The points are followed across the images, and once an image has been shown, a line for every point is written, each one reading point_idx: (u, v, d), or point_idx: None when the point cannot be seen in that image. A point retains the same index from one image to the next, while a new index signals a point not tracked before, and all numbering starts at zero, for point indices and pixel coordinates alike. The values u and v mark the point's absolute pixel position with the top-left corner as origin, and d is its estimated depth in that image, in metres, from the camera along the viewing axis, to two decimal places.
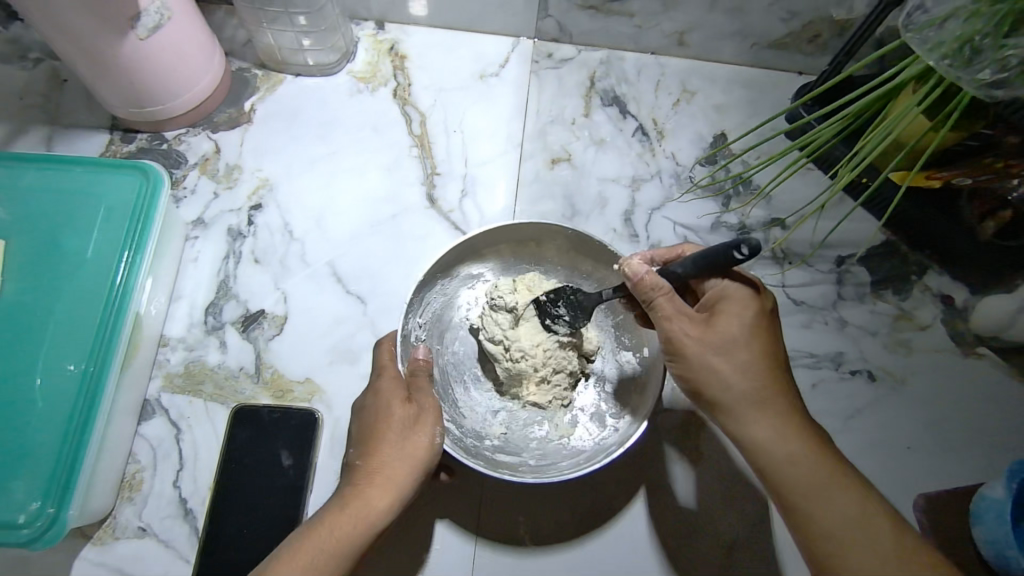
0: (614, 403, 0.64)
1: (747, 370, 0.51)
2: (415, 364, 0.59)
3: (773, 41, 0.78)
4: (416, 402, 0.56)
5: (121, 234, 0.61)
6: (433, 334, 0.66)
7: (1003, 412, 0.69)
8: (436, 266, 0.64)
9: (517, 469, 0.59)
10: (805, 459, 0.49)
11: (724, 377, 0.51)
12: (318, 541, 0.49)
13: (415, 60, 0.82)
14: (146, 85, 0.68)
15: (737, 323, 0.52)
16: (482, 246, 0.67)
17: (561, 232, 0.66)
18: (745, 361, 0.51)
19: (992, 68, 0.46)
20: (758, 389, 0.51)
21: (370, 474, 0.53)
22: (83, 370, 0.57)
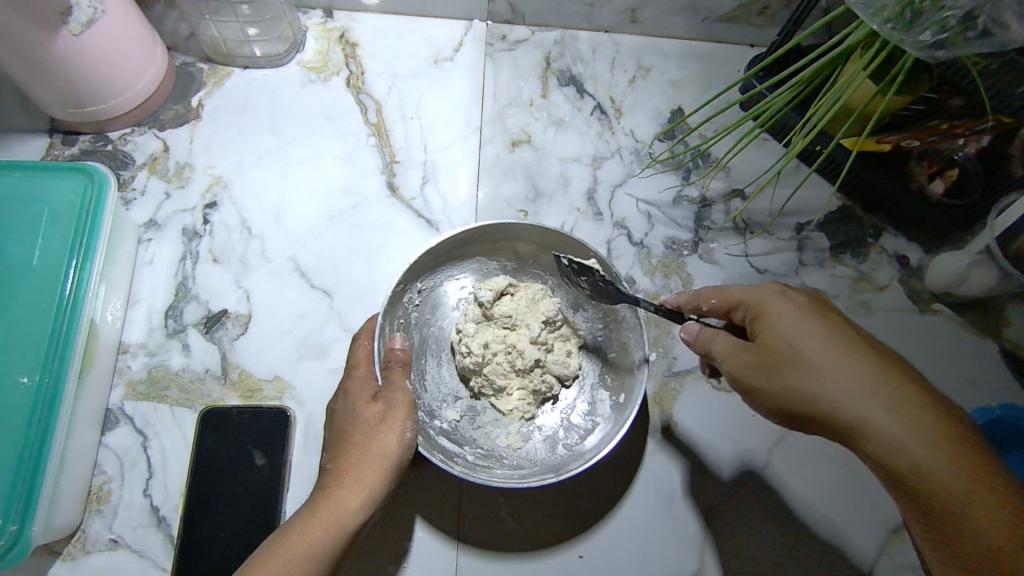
0: (573, 434, 0.63)
1: (842, 361, 0.46)
2: (391, 354, 0.58)
3: (723, 15, 0.78)
4: (383, 398, 0.56)
5: (68, 240, 0.59)
6: (426, 305, 0.67)
7: (958, 364, 0.72)
8: (455, 239, 0.64)
9: (449, 457, 0.60)
10: (934, 450, 0.43)
11: (826, 374, 0.46)
12: (286, 549, 0.48)
13: (367, 48, 0.80)
14: (83, 84, 0.65)
15: (788, 320, 0.48)
16: (505, 236, 0.65)
17: (587, 254, 0.64)
18: (832, 354, 0.46)
19: (933, 30, 0.48)
20: (865, 380, 0.45)
21: (339, 476, 0.53)
22: (36, 382, 0.55)
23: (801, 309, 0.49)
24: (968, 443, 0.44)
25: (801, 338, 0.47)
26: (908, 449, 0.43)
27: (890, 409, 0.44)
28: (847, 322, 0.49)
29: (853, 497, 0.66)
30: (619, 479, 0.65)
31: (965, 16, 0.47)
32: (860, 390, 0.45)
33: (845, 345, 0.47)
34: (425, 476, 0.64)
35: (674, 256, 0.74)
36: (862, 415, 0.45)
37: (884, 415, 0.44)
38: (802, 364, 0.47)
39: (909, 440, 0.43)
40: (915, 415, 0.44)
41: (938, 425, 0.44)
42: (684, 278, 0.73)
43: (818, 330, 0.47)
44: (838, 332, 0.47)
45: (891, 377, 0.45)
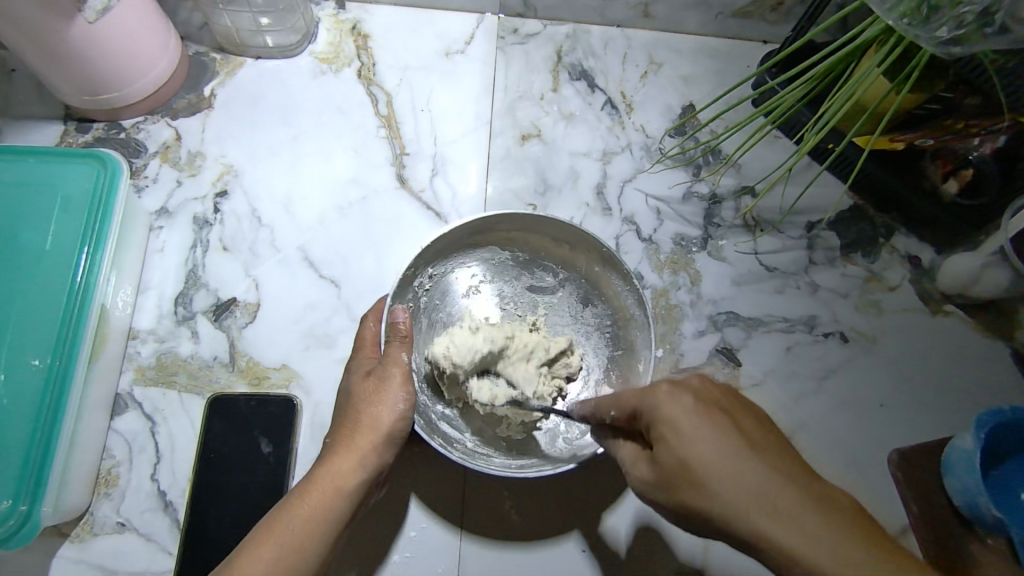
0: (574, 429, 0.63)
1: (726, 459, 0.39)
2: (394, 327, 0.57)
3: (737, 10, 0.78)
4: (375, 373, 0.56)
5: (80, 226, 0.59)
6: (437, 290, 0.67)
7: (968, 366, 0.71)
8: (467, 228, 0.64)
9: (449, 442, 0.61)
10: (840, 553, 0.35)
11: (734, 489, 0.38)
12: (293, 517, 0.49)
13: (378, 40, 0.80)
14: (98, 71, 0.66)
15: (683, 430, 0.41)
16: (518, 226, 0.65)
17: (598, 248, 0.64)
18: (734, 464, 0.39)
19: (949, 25, 0.47)
20: (757, 481, 0.38)
21: (337, 446, 0.53)
22: (48, 365, 0.56)
23: (686, 403, 0.42)
24: (876, 535, 0.36)
25: (700, 447, 0.40)
26: (817, 552, 0.35)
27: (786, 510, 0.37)
28: (732, 409, 0.43)
29: (859, 496, 0.66)
30: (624, 476, 0.65)
31: (982, 12, 0.47)
32: (750, 492, 0.38)
33: (728, 442, 0.40)
34: (429, 466, 0.64)
35: (682, 253, 0.73)
36: (760, 527, 0.37)
37: (778, 522, 0.36)
38: (693, 477, 0.40)
39: (809, 541, 0.35)
40: (809, 512, 0.36)
41: (837, 518, 0.36)
42: (692, 275, 0.72)
43: (701, 425, 0.41)
44: (722, 428, 0.41)
45: (780, 469, 0.39)
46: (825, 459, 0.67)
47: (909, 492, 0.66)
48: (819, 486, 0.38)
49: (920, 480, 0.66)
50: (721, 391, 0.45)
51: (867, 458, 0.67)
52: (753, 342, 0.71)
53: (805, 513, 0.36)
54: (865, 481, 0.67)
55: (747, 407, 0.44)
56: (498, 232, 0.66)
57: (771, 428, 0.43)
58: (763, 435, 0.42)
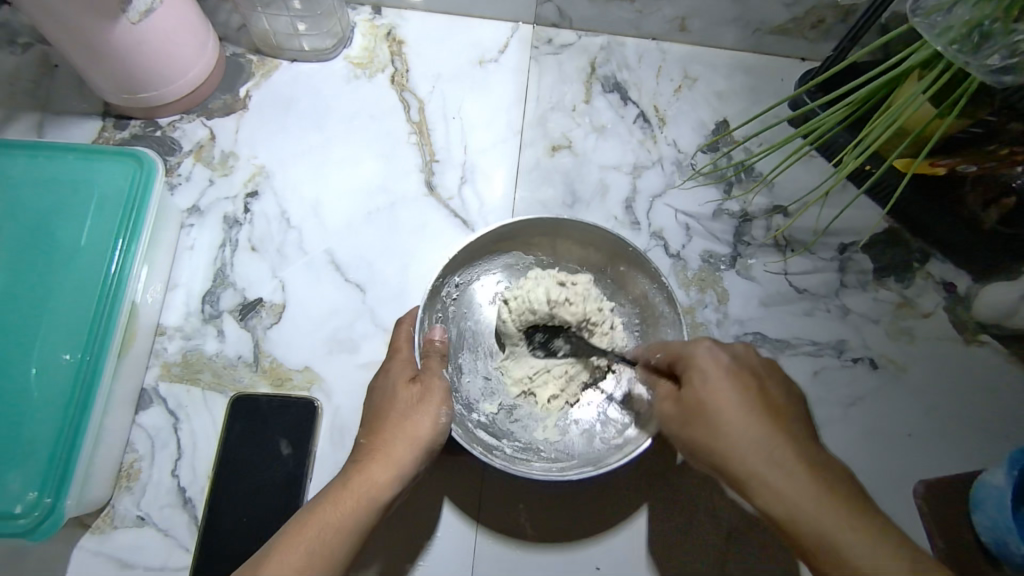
0: (611, 428, 0.62)
1: (742, 415, 0.47)
2: (430, 345, 0.59)
3: (775, 27, 0.77)
4: (421, 381, 0.57)
5: (116, 221, 0.60)
6: (464, 298, 0.67)
7: (1003, 399, 0.69)
8: (492, 234, 0.64)
9: (489, 450, 0.60)
10: (840, 508, 0.43)
11: (758, 434, 0.46)
12: (321, 518, 0.48)
13: (413, 46, 0.81)
14: (138, 70, 0.67)
15: (720, 386, 0.48)
16: (542, 230, 0.65)
17: (624, 246, 0.64)
18: (750, 412, 0.47)
19: (1001, 54, 0.46)
20: (767, 437, 0.46)
21: (372, 450, 0.53)
22: (78, 360, 0.56)
23: (722, 359, 0.49)
24: (843, 492, 0.44)
25: (715, 394, 0.48)
26: (794, 491, 0.44)
27: (784, 461, 0.45)
28: (762, 373, 0.50)
29: None
30: (643, 494, 0.64)
31: None
32: (751, 439, 0.46)
33: (744, 402, 0.47)
34: (446, 475, 0.63)
35: (711, 271, 0.72)
36: (757, 472, 0.45)
37: (771, 465, 0.45)
38: (706, 418, 0.47)
39: (790, 481, 0.45)
40: (806, 472, 0.45)
41: (825, 479, 0.45)
42: (720, 294, 0.71)
43: (727, 383, 0.48)
44: (748, 383, 0.48)
45: (789, 431, 0.47)
46: None
47: (935, 528, 0.64)
48: (816, 455, 0.46)
49: (948, 515, 0.64)
50: (758, 360, 0.51)
51: (894, 490, 0.66)
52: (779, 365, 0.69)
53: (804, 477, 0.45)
54: (891, 513, 0.65)
55: (776, 374, 0.51)
56: (524, 237, 0.66)
57: (793, 396, 0.50)
58: (783, 409, 0.48)
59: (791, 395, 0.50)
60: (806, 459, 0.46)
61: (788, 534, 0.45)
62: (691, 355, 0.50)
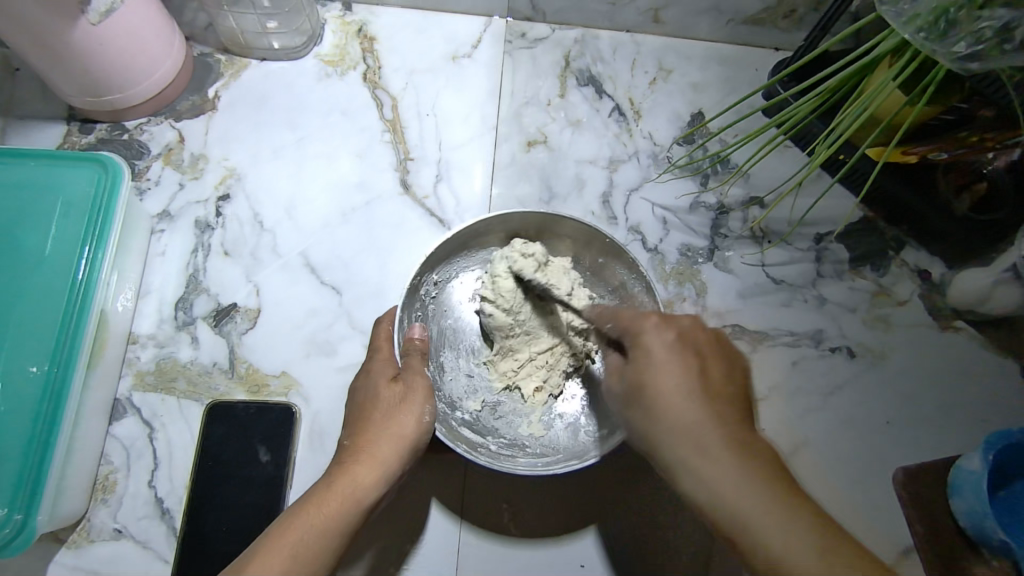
0: (595, 421, 0.62)
1: (684, 399, 0.45)
2: (410, 343, 0.59)
3: (749, 17, 0.77)
4: (403, 381, 0.56)
5: (81, 228, 0.59)
6: (443, 297, 0.67)
7: (977, 383, 0.70)
8: (468, 231, 0.63)
9: (475, 448, 0.60)
10: (760, 503, 0.40)
11: (686, 422, 0.44)
12: (307, 520, 0.47)
13: (385, 42, 0.80)
14: (100, 73, 0.65)
15: (656, 368, 0.47)
16: (519, 226, 0.65)
17: (600, 239, 0.63)
18: (689, 398, 0.45)
19: (968, 40, 0.46)
20: (701, 421, 0.44)
21: (356, 452, 0.52)
22: (45, 372, 0.55)
23: (667, 338, 0.48)
24: (788, 483, 0.41)
25: (666, 375, 0.46)
26: (722, 481, 0.41)
27: (714, 453, 0.42)
28: (708, 355, 0.48)
29: (863, 515, 0.65)
30: (625, 489, 0.64)
31: (1001, 28, 0.45)
32: (693, 426, 0.44)
33: (705, 387, 0.45)
34: (428, 476, 0.63)
35: (689, 264, 0.72)
36: (685, 458, 0.43)
37: (701, 457, 0.43)
38: (647, 404, 0.46)
39: (722, 470, 0.42)
40: (745, 462, 0.42)
41: (754, 466, 0.42)
42: (698, 287, 0.71)
43: (671, 363, 0.46)
44: (689, 363, 0.47)
45: (720, 413, 0.44)
46: (829, 476, 0.66)
47: (913, 512, 0.65)
48: (752, 436, 0.44)
49: (925, 499, 0.65)
50: (704, 338, 0.49)
51: (872, 476, 0.66)
52: (758, 356, 0.70)
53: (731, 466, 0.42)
54: (870, 500, 0.66)
55: (724, 356, 0.48)
56: (501, 232, 0.66)
57: (734, 376, 0.47)
58: (732, 392, 0.46)
59: (737, 386, 0.47)
60: (742, 444, 0.43)
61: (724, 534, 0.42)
62: (642, 334, 0.49)
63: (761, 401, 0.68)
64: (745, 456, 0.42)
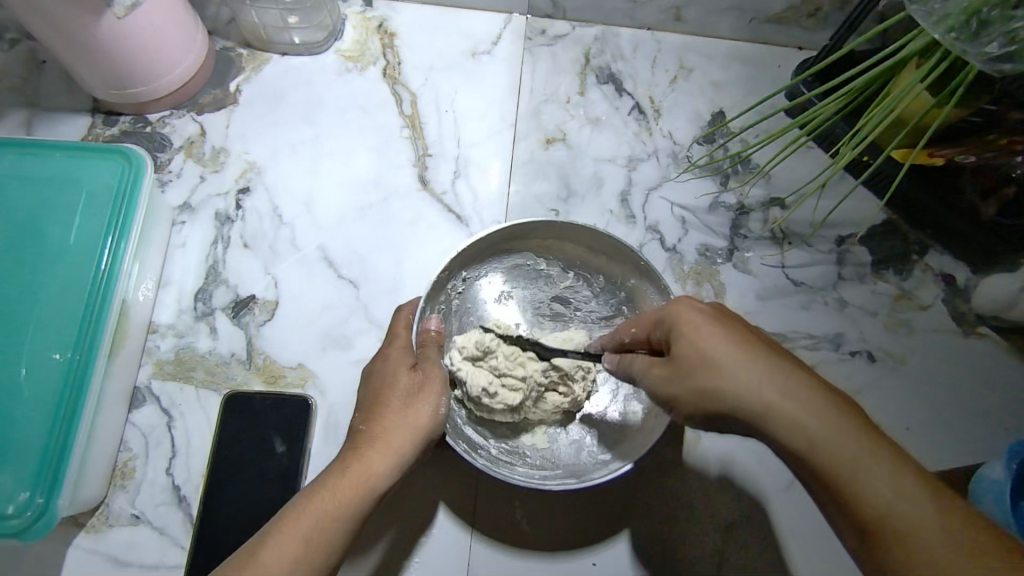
0: (601, 443, 0.62)
1: (742, 354, 0.44)
2: (426, 334, 0.59)
3: (772, 16, 0.76)
4: (422, 370, 0.56)
5: (105, 219, 0.60)
6: (468, 295, 0.66)
7: (1001, 391, 0.68)
8: (505, 233, 0.63)
9: (474, 450, 0.60)
10: (854, 444, 0.40)
11: (754, 378, 0.43)
12: (318, 506, 0.47)
13: (405, 38, 0.80)
14: (125, 66, 0.66)
15: (704, 336, 0.46)
16: (555, 235, 0.64)
17: (633, 258, 0.63)
18: (750, 353, 0.44)
19: (1000, 41, 0.45)
20: (767, 372, 0.44)
21: (371, 438, 0.51)
22: (67, 360, 0.56)
23: (702, 308, 0.48)
24: (876, 429, 0.42)
25: (713, 340, 0.45)
26: (820, 431, 0.41)
27: (813, 402, 0.42)
28: (740, 320, 0.49)
29: None
30: (637, 488, 0.64)
31: None
32: (767, 378, 0.43)
33: (748, 343, 0.45)
34: (442, 472, 0.63)
35: (707, 264, 0.72)
36: (766, 405, 0.43)
37: (793, 403, 0.42)
38: (707, 367, 0.45)
39: (821, 422, 0.41)
40: (846, 415, 0.42)
41: (835, 405, 0.42)
42: (716, 287, 0.71)
43: (716, 327, 0.46)
44: (732, 328, 0.46)
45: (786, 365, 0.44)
46: None
47: None
48: (834, 390, 0.44)
49: None
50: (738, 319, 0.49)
51: None
52: None
53: (828, 412, 0.41)
54: None
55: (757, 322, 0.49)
56: (537, 240, 0.65)
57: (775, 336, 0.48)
58: (779, 347, 0.47)
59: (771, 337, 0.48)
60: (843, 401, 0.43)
61: (822, 483, 0.41)
62: (677, 309, 0.48)
63: None
64: (847, 409, 0.42)
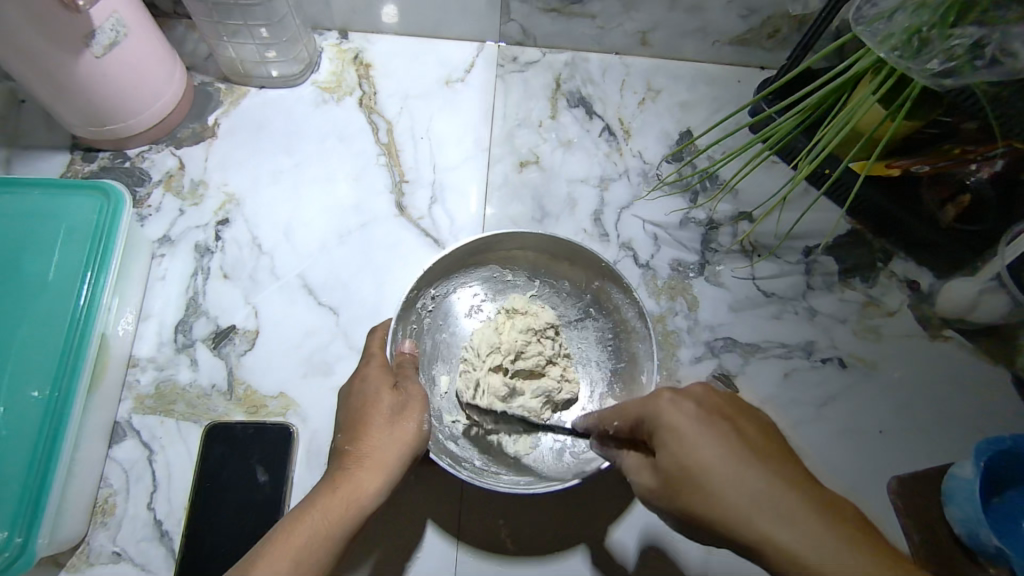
0: (582, 445, 0.62)
1: (732, 468, 0.39)
2: (402, 356, 0.60)
3: (734, 38, 0.79)
4: (404, 390, 0.56)
5: (84, 254, 0.61)
6: (439, 311, 0.68)
7: (970, 392, 0.70)
8: (466, 249, 0.65)
9: (459, 462, 0.61)
10: (864, 565, 0.34)
11: (751, 492, 0.38)
12: (310, 525, 0.47)
13: (380, 69, 0.82)
14: (104, 104, 0.67)
15: (690, 452, 0.40)
16: (514, 245, 0.66)
17: (596, 262, 0.65)
18: (741, 466, 0.39)
19: (940, 58, 0.48)
20: (763, 488, 0.38)
21: (360, 457, 0.52)
22: (48, 395, 0.56)
23: (688, 410, 0.42)
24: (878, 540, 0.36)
25: (695, 449, 0.40)
26: (825, 555, 0.35)
27: (797, 518, 0.36)
28: (732, 414, 0.43)
29: None
30: (619, 502, 0.64)
31: (972, 45, 0.47)
32: (757, 499, 0.38)
33: (732, 445, 0.40)
34: (425, 495, 0.64)
35: (680, 278, 0.73)
36: (762, 536, 0.37)
37: (791, 531, 0.36)
38: (696, 481, 0.40)
39: (825, 547, 0.35)
40: (842, 532, 0.36)
41: (844, 526, 0.36)
42: (690, 301, 0.72)
43: (707, 433, 0.41)
44: (724, 434, 0.41)
45: (782, 473, 0.39)
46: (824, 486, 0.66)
47: (908, 521, 0.65)
48: (824, 491, 0.39)
49: (920, 508, 0.65)
50: (721, 399, 0.45)
51: (869, 487, 0.66)
52: (751, 369, 0.70)
53: (816, 527, 0.36)
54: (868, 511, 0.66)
55: (746, 414, 0.44)
56: (499, 249, 0.67)
57: (771, 435, 0.43)
58: (771, 444, 0.42)
59: (772, 436, 0.43)
60: (835, 513, 0.37)
61: None
62: (653, 410, 0.44)
63: None
64: (840, 524, 0.36)
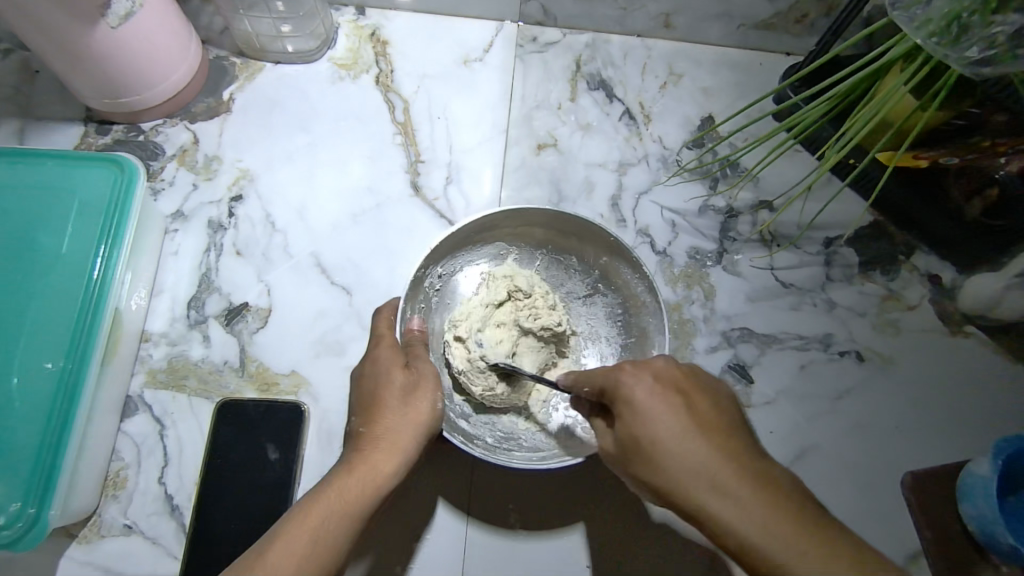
0: None
1: (677, 441, 0.43)
2: (411, 334, 0.60)
3: (760, 22, 0.77)
4: (416, 369, 0.56)
5: (97, 228, 0.60)
6: (446, 290, 0.67)
7: (989, 390, 0.69)
8: (473, 226, 0.64)
9: (472, 441, 0.60)
10: (786, 538, 0.39)
11: (695, 460, 0.42)
12: (326, 503, 0.47)
13: (397, 46, 0.80)
14: (118, 76, 0.66)
15: (634, 415, 0.45)
16: (521, 221, 0.65)
17: (602, 235, 0.63)
18: (688, 438, 0.43)
19: (980, 45, 0.46)
20: (705, 460, 0.42)
21: (376, 438, 0.52)
22: (60, 368, 0.56)
23: (646, 382, 0.46)
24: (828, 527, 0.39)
25: (654, 419, 0.44)
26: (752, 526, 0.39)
27: (727, 489, 0.41)
28: (689, 391, 0.46)
29: (871, 520, 0.64)
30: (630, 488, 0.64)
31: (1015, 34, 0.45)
32: (700, 468, 0.42)
33: (687, 420, 0.44)
34: (436, 476, 0.63)
35: (697, 267, 0.72)
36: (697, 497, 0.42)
37: (720, 498, 0.41)
38: (649, 452, 0.44)
39: (752, 519, 0.39)
40: (781, 510, 0.40)
41: (777, 503, 0.40)
42: (706, 290, 0.71)
43: (659, 406, 0.45)
44: (672, 405, 0.45)
45: (715, 446, 0.43)
46: (837, 480, 0.66)
47: (920, 516, 0.65)
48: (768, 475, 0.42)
49: (934, 505, 0.65)
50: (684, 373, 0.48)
51: (882, 483, 0.66)
52: (767, 361, 0.69)
53: (745, 496, 0.40)
54: (881, 507, 0.65)
55: (704, 389, 0.47)
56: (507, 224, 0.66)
57: (731, 417, 0.46)
58: (726, 432, 0.44)
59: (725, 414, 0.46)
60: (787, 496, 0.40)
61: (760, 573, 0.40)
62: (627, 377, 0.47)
63: (770, 405, 0.68)
64: (777, 500, 0.40)
